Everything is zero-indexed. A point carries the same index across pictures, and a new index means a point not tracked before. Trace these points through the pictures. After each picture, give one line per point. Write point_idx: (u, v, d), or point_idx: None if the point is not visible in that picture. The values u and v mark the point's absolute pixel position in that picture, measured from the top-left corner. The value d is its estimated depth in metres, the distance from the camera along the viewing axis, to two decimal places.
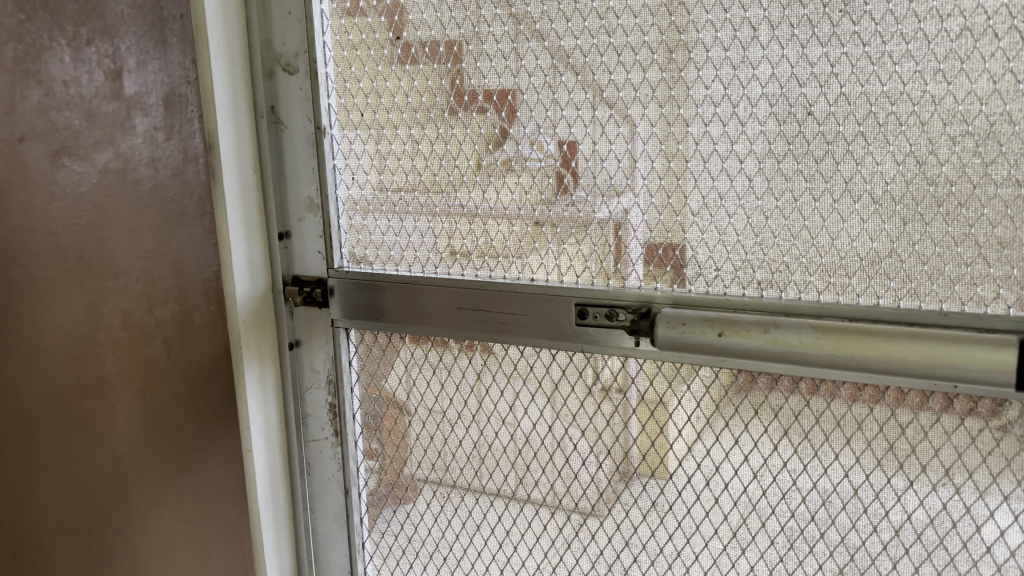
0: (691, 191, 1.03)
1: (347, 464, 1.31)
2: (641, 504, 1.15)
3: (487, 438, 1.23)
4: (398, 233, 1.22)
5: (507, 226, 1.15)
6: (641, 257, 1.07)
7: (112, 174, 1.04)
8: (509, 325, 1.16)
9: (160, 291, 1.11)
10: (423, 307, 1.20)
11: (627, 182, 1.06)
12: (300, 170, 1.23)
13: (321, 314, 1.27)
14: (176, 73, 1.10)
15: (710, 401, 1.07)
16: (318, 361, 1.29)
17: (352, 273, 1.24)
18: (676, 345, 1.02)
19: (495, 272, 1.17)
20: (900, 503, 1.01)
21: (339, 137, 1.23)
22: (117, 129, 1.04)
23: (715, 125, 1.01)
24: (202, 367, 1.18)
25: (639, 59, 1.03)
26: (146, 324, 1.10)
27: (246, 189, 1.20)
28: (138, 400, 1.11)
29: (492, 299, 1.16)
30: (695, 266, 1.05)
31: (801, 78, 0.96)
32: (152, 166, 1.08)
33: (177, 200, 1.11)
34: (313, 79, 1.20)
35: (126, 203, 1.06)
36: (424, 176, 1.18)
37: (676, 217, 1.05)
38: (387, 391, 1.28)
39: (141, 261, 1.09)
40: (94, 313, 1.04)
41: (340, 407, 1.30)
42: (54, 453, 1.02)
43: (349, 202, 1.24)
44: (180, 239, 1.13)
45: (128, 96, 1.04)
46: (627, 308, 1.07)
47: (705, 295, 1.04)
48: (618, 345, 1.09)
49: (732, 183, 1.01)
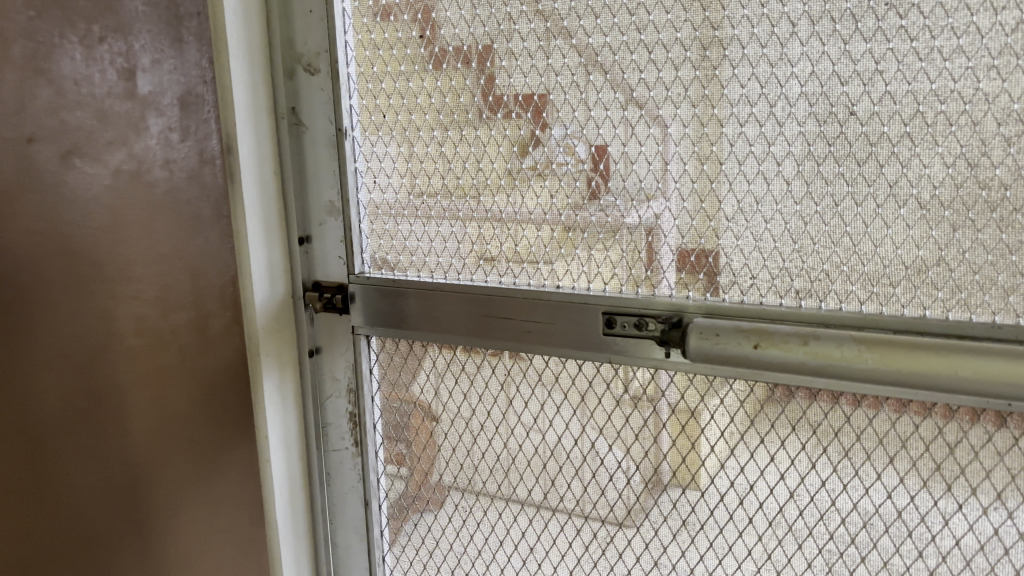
0: (725, 195, 0.99)
1: (367, 475, 1.28)
2: (672, 523, 1.10)
3: (511, 450, 1.19)
4: (421, 238, 1.18)
5: (533, 231, 1.10)
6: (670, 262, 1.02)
7: (125, 176, 0.98)
8: (534, 334, 1.11)
9: (174, 297, 1.07)
10: (444, 315, 1.17)
11: (658, 186, 1.02)
12: (321, 173, 1.20)
13: (341, 320, 1.24)
14: (192, 72, 1.05)
15: (744, 415, 1.02)
16: (338, 369, 1.26)
17: (374, 279, 1.21)
18: (708, 357, 0.96)
19: (520, 278, 1.12)
20: (948, 528, 0.95)
21: (361, 139, 1.20)
22: (131, 129, 0.98)
23: (751, 125, 0.96)
24: (219, 375, 1.14)
25: (671, 57, 0.98)
26: (160, 330, 1.06)
27: (265, 192, 1.17)
28: (152, 408, 1.06)
29: (515, 306, 1.12)
30: (729, 273, 1.00)
31: (843, 76, 0.91)
32: (166, 168, 1.03)
33: (193, 204, 1.07)
34: (334, 80, 1.17)
35: (140, 206, 1.01)
36: (447, 180, 1.15)
37: (708, 222, 1.00)
38: (409, 396, 1.25)
39: (156, 266, 1.04)
40: (106, 319, 0.99)
41: (360, 416, 1.27)
42: (55, 464, 0.96)
43: (371, 207, 1.21)
44: (196, 243, 1.08)
45: (142, 96, 0.99)
46: (656, 318, 1.03)
47: (739, 305, 0.99)
48: (647, 356, 1.04)
49: (769, 187, 0.97)
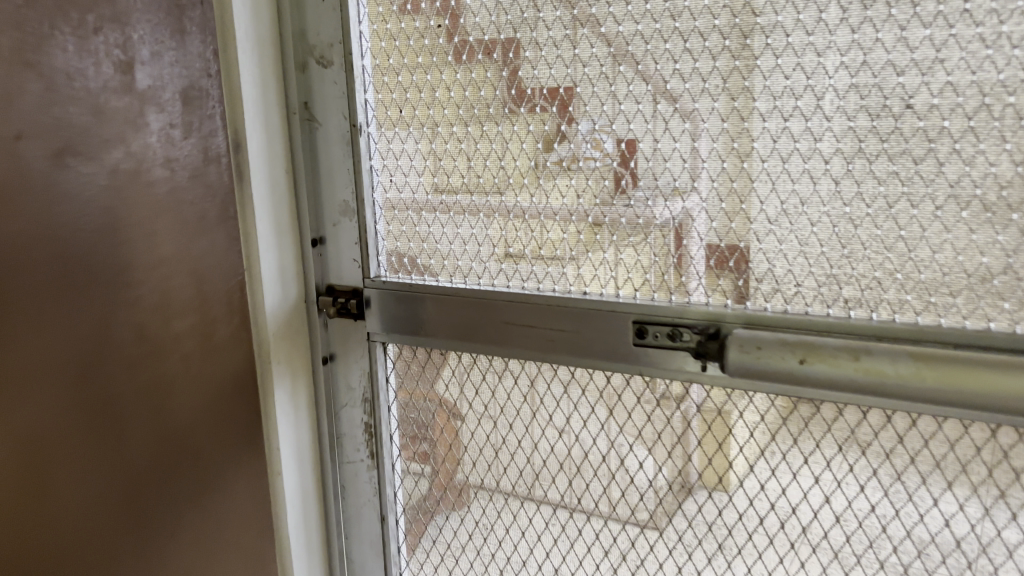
0: (767, 196, 0.91)
1: (383, 488, 1.22)
2: (707, 546, 1.04)
3: (535, 466, 1.12)
4: (440, 239, 1.12)
5: (559, 230, 1.03)
6: (704, 264, 0.95)
7: (124, 175, 0.91)
8: (559, 344, 1.05)
9: (176, 302, 1.00)
10: (465, 322, 1.10)
11: (692, 186, 0.94)
12: (335, 171, 1.14)
13: (356, 326, 1.18)
14: (194, 64, 0.99)
15: (787, 433, 0.95)
16: (353, 377, 1.20)
17: (389, 283, 1.15)
18: (748, 372, 0.89)
19: (544, 283, 1.05)
20: (1013, 560, 0.87)
21: (376, 135, 1.13)
22: (129, 126, 0.91)
23: (796, 120, 0.88)
24: (226, 385, 1.08)
25: (708, 46, 0.91)
26: (162, 339, 0.98)
27: (276, 191, 1.11)
28: (154, 421, 0.98)
29: (539, 314, 1.05)
30: (772, 280, 0.92)
31: (899, 65, 0.83)
32: (167, 167, 0.96)
33: (196, 205, 1.01)
34: (348, 72, 1.10)
35: (140, 206, 0.94)
36: (467, 178, 1.08)
37: (749, 225, 0.93)
38: (442, 396, 1.17)
39: (155, 270, 0.97)
40: (103, 327, 0.91)
41: (376, 427, 1.20)
42: (53, 485, 0.88)
43: (387, 207, 1.15)
44: (201, 246, 1.02)
45: (141, 90, 0.92)
46: (691, 328, 0.95)
47: (782, 315, 0.91)
48: (681, 369, 0.97)
49: (815, 187, 0.89)
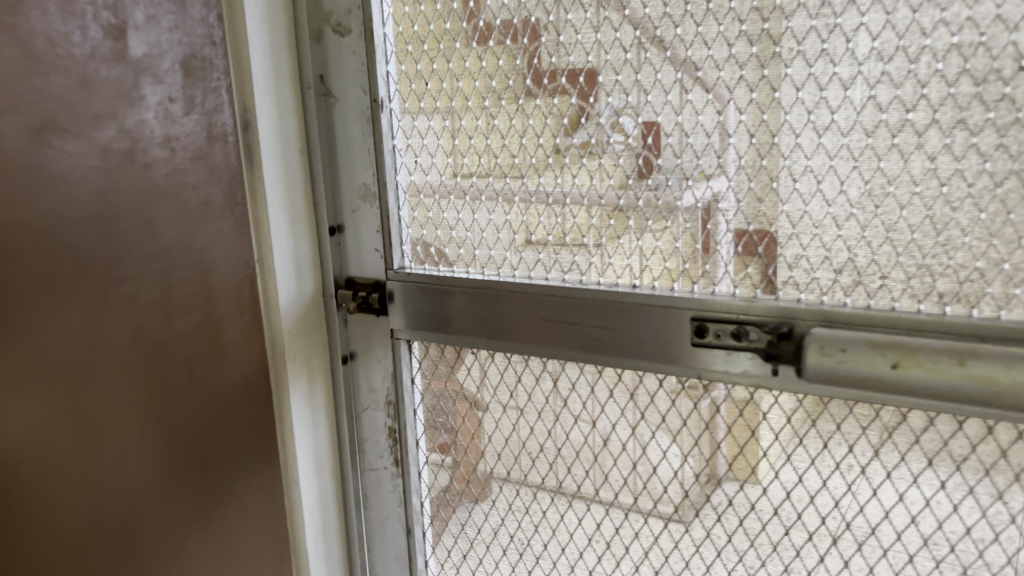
0: (848, 176, 0.80)
1: (409, 498, 1.12)
2: (771, 568, 0.93)
3: (575, 477, 1.01)
4: (471, 227, 1.01)
5: (586, 214, 0.93)
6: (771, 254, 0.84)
7: (116, 156, 0.81)
8: (605, 343, 0.93)
9: (178, 299, 0.89)
10: (499, 318, 0.99)
11: (717, 163, 0.85)
12: (354, 152, 1.04)
13: (379, 322, 1.08)
14: (197, 30, 0.88)
15: (867, 444, 0.84)
16: (375, 377, 1.10)
17: (414, 275, 1.04)
18: (829, 378, 0.78)
19: (587, 276, 0.95)
20: None
21: (399, 112, 1.02)
22: (122, 99, 0.81)
23: (884, 87, 0.77)
24: (236, 389, 0.97)
25: (780, 3, 0.79)
26: (163, 340, 0.88)
27: (289, 174, 1.01)
28: (156, 432, 0.88)
29: (583, 310, 0.94)
30: (852, 272, 0.81)
31: (1011, 20, 0.71)
32: (167, 146, 0.86)
33: (200, 189, 0.90)
34: (367, 41, 0.99)
35: (135, 191, 0.83)
36: (501, 158, 0.97)
37: (826, 209, 0.81)
38: (461, 385, 1.06)
39: (154, 263, 0.86)
40: (95, 329, 0.81)
41: (400, 432, 1.10)
42: (41, 507, 0.78)
43: (412, 191, 1.04)
44: (205, 235, 0.92)
45: (135, 59, 0.82)
46: (759, 326, 0.84)
47: (865, 312, 0.79)
48: (747, 373, 0.86)
49: (906, 165, 0.77)
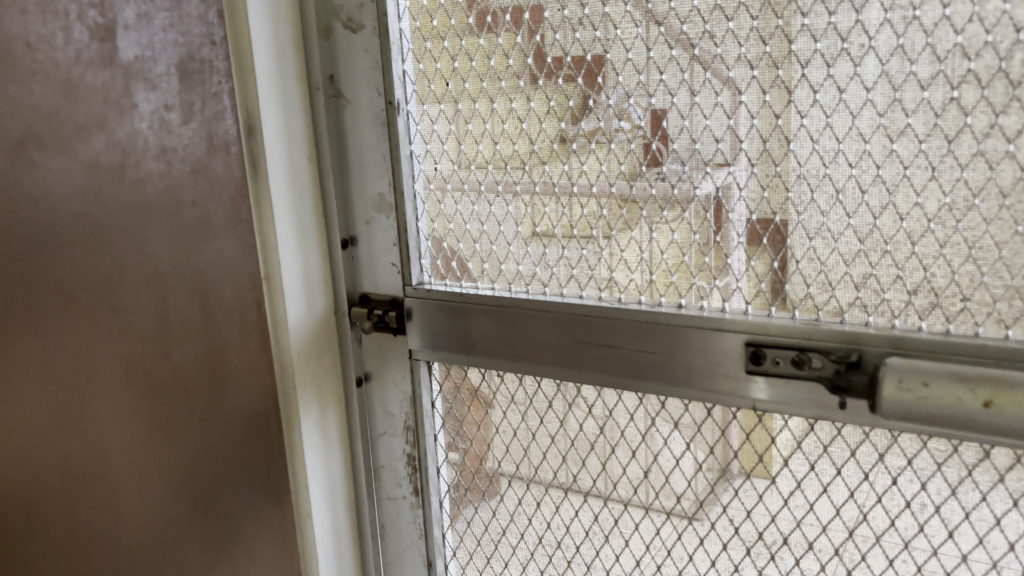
0: (925, 187, 0.71)
1: (430, 530, 1.04)
2: None
3: (612, 511, 0.94)
4: (496, 240, 0.92)
5: (615, 211, 0.85)
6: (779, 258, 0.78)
7: (106, 171, 0.73)
8: (647, 368, 0.85)
9: (177, 327, 0.81)
10: (529, 340, 0.91)
11: (777, 171, 0.77)
12: (368, 158, 0.95)
13: (396, 342, 1.00)
14: (195, 29, 0.80)
15: (943, 482, 0.76)
16: (392, 401, 1.02)
17: (435, 292, 0.96)
18: (910, 415, 0.70)
19: (626, 294, 0.86)
20: None
21: (417, 114, 0.94)
22: (111, 108, 0.72)
23: (969, 87, 0.68)
24: (241, 420, 0.89)
25: None
26: (160, 373, 0.80)
27: (298, 184, 0.92)
28: (159, 472, 0.81)
29: (621, 331, 0.86)
30: (929, 293, 0.73)
31: None
32: (163, 158, 0.78)
33: (200, 204, 0.82)
34: (382, 38, 0.91)
35: (126, 210, 0.75)
36: (530, 165, 0.88)
37: (899, 223, 0.73)
38: (483, 397, 0.98)
39: (149, 289, 0.78)
40: (82, 367, 0.73)
41: (420, 460, 1.02)
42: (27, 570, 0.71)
43: (431, 201, 0.95)
44: (206, 254, 0.83)
45: (126, 62, 0.74)
46: (824, 354, 0.75)
47: (946, 338, 0.71)
48: (809, 403, 0.77)
49: (993, 174, 0.69)
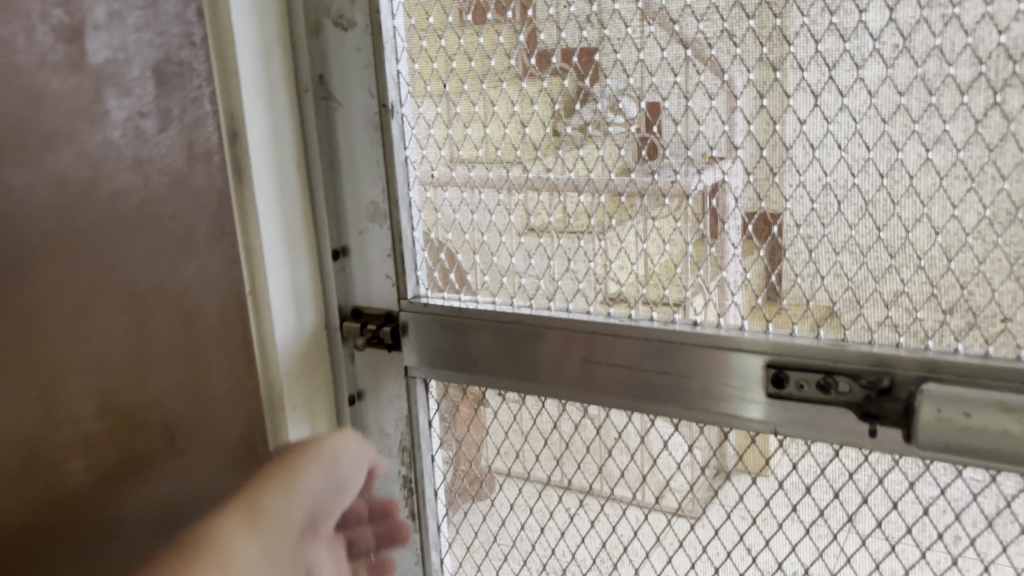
0: (964, 199, 0.66)
1: (427, 555, 0.99)
2: None
3: (621, 538, 0.89)
4: (498, 251, 0.87)
5: (625, 222, 0.80)
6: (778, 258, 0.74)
7: (76, 185, 0.67)
8: (660, 390, 0.80)
9: (155, 352, 0.75)
10: (533, 358, 0.86)
11: (800, 181, 0.72)
12: (359, 163, 0.89)
13: (390, 358, 0.95)
14: (172, 29, 0.74)
15: (980, 514, 0.71)
16: (387, 420, 0.96)
17: (432, 306, 0.90)
18: (950, 447, 0.65)
19: (637, 311, 0.81)
20: None
21: (412, 117, 0.88)
22: (80, 117, 0.67)
23: (1014, 91, 0.63)
24: (227, 448, 0.84)
25: None
26: (138, 403, 0.74)
27: (285, 192, 0.87)
28: (141, 508, 0.76)
29: (632, 351, 0.80)
30: (966, 312, 0.68)
31: None
32: (139, 170, 0.72)
33: (180, 218, 0.76)
34: (375, 36, 0.85)
35: (100, 227, 0.69)
36: (533, 172, 0.83)
37: (934, 237, 0.68)
38: (482, 418, 0.93)
39: (126, 314, 0.72)
40: (52, 402, 0.67)
41: (417, 482, 0.97)
42: None
43: (428, 209, 0.90)
44: (187, 273, 0.78)
45: (97, 66, 0.68)
46: (852, 377, 0.70)
47: (983, 362, 0.66)
48: (833, 428, 0.73)
49: None
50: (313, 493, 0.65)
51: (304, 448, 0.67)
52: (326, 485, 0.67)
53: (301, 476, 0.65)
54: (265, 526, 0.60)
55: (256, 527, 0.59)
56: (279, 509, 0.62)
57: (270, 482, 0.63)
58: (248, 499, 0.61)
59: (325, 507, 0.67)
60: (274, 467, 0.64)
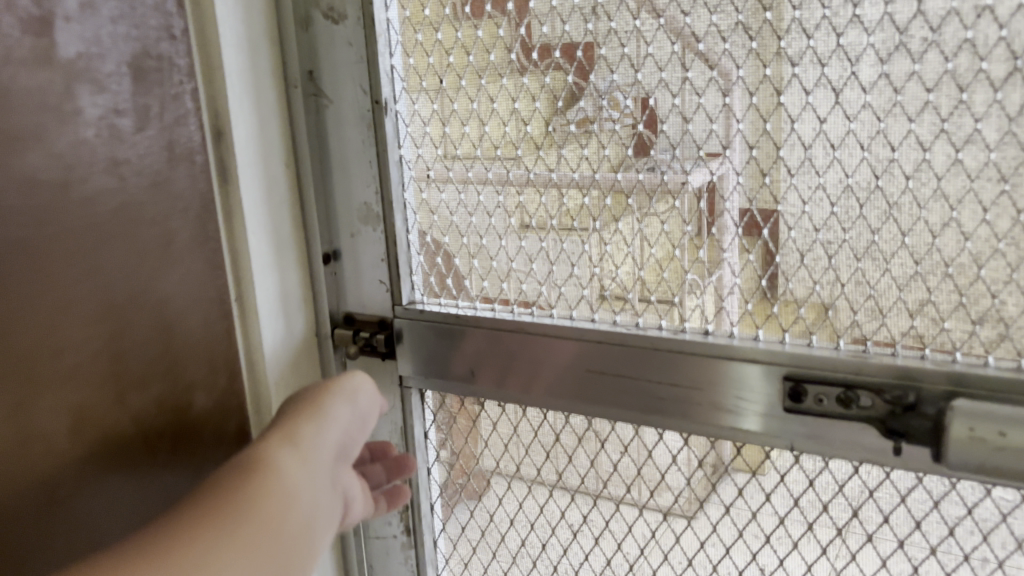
0: (996, 203, 0.62)
1: (423, 571, 0.95)
2: None
3: (627, 555, 0.85)
4: (497, 255, 0.83)
5: (633, 225, 0.75)
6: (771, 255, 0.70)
7: (46, 189, 0.62)
8: (668, 403, 0.75)
9: (134, 367, 0.71)
10: (533, 367, 0.81)
11: (819, 183, 0.68)
12: (351, 163, 0.85)
13: (384, 367, 0.90)
14: (150, 21, 0.69)
15: (1010, 535, 0.67)
16: (382, 433, 0.92)
17: (428, 313, 0.86)
18: (980, 467, 0.61)
19: (645, 319, 0.77)
20: None
21: (406, 114, 0.83)
22: (50, 115, 0.62)
23: None
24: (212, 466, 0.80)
25: None
26: (116, 421, 0.70)
27: (273, 193, 0.82)
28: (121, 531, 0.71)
29: (639, 361, 0.76)
30: (998, 323, 0.64)
31: None
32: (115, 172, 0.68)
33: (160, 222, 0.72)
34: (367, 29, 0.80)
35: (76, 233, 0.65)
36: (535, 172, 0.78)
37: (963, 243, 0.64)
38: (481, 429, 0.89)
39: (102, 327, 0.68)
40: (22, 422, 0.63)
41: (412, 497, 0.93)
42: None
43: (423, 211, 0.86)
44: (168, 283, 0.73)
45: (68, 61, 0.63)
46: (876, 392, 0.66)
47: (1015, 376, 0.62)
48: (854, 445, 0.69)
49: None
50: (343, 422, 0.63)
51: (321, 385, 0.64)
52: (352, 416, 0.64)
53: (331, 408, 0.62)
54: (309, 451, 0.58)
55: (301, 453, 0.57)
56: (317, 437, 0.59)
57: (302, 415, 0.60)
58: (286, 432, 0.58)
59: (355, 438, 0.64)
60: (301, 404, 0.62)
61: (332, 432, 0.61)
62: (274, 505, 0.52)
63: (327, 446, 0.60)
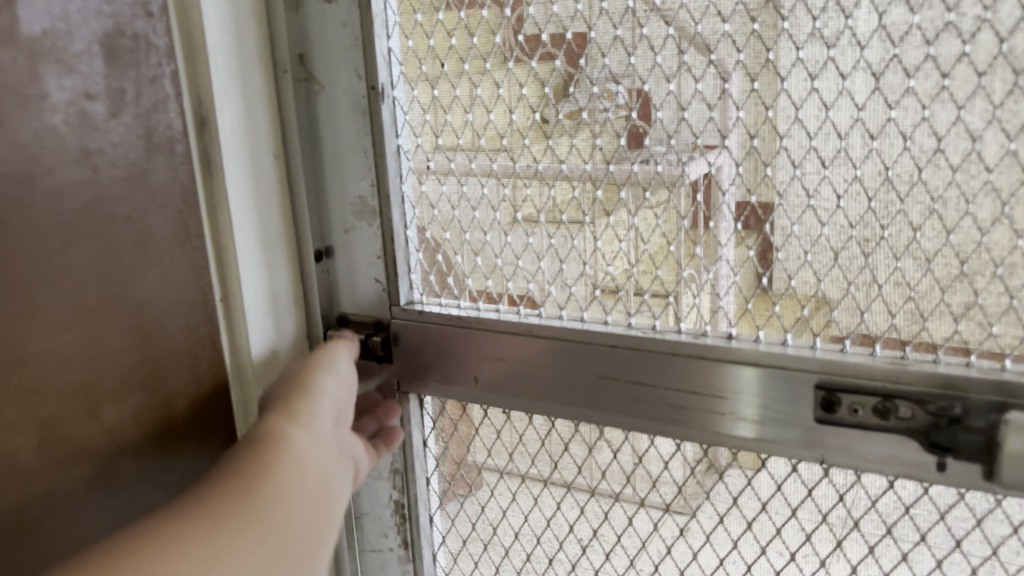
0: None
1: None
2: None
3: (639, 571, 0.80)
4: (501, 252, 0.77)
5: (651, 221, 0.70)
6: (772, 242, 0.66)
7: (7, 181, 0.57)
8: (687, 411, 0.70)
9: (108, 376, 0.66)
10: (539, 372, 0.76)
11: (856, 175, 0.62)
12: (344, 153, 0.79)
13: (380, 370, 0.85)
14: None
15: None
16: None
17: (427, 314, 0.80)
18: None
19: (663, 321, 0.71)
20: None
21: (404, 100, 0.78)
22: (12, 99, 0.57)
23: None
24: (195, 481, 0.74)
25: None
26: (88, 434, 0.65)
27: (260, 185, 0.76)
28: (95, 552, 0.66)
29: (655, 367, 0.70)
30: None
31: None
32: (86, 162, 0.62)
33: (137, 217, 0.66)
34: (362, 9, 0.74)
35: (40, 232, 0.59)
36: (544, 164, 0.73)
37: (1014, 241, 0.59)
38: (484, 438, 0.84)
39: (72, 332, 0.62)
40: None
41: (410, 507, 0.88)
42: None
43: (423, 205, 0.80)
44: (147, 285, 0.68)
45: (31, 39, 0.58)
46: (918, 402, 0.61)
47: None
48: (892, 459, 0.63)
49: None
50: (337, 392, 0.68)
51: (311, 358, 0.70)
52: (341, 385, 0.69)
53: (320, 381, 0.67)
54: (306, 422, 0.63)
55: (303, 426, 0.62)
56: (311, 410, 0.64)
57: (296, 393, 0.65)
58: (283, 410, 0.63)
59: (347, 404, 0.69)
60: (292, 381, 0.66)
61: (324, 405, 0.66)
62: (286, 477, 0.58)
63: (323, 417, 0.65)
